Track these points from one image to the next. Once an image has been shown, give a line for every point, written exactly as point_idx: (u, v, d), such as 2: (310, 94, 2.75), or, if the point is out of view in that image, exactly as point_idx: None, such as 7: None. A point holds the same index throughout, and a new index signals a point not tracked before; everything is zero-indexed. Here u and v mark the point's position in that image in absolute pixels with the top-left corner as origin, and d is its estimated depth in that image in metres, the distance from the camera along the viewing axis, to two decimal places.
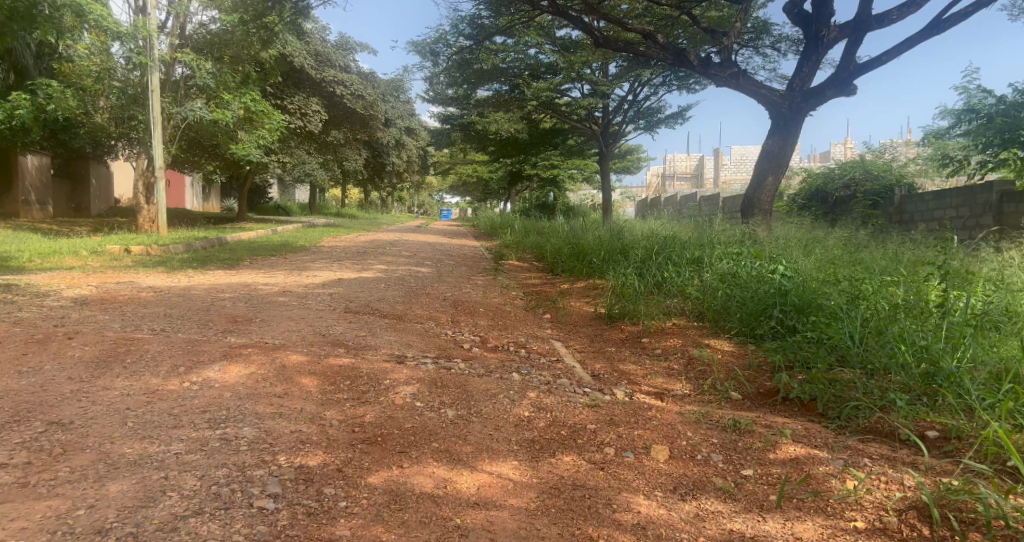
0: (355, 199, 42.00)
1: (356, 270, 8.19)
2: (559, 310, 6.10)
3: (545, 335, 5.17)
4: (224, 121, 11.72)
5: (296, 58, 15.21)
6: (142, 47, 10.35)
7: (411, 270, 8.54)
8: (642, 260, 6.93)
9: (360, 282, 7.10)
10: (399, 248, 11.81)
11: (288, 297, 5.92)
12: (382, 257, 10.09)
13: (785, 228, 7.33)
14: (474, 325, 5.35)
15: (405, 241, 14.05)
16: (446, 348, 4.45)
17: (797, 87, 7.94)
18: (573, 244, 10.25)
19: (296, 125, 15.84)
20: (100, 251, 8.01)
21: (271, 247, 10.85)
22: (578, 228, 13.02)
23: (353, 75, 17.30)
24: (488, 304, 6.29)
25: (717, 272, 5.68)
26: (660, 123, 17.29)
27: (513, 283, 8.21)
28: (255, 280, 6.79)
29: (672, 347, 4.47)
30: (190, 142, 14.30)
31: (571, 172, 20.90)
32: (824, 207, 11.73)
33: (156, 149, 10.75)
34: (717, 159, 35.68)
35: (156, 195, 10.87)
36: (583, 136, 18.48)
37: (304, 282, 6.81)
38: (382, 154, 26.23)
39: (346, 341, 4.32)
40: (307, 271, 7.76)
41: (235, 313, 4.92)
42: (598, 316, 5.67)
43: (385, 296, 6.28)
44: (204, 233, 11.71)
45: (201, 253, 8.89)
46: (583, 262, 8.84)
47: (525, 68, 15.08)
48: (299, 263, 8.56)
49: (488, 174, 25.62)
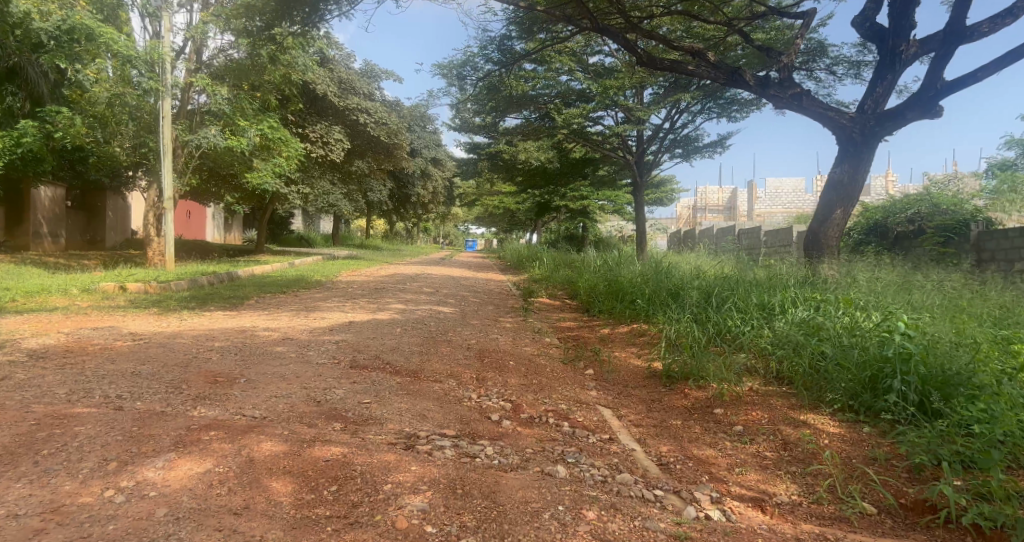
0: (381, 230, 41.63)
1: (370, 310, 7.38)
2: (603, 364, 5.18)
3: (590, 399, 4.26)
4: (239, 148, 11.20)
5: (319, 85, 14.79)
6: (156, 72, 9.90)
7: (432, 310, 7.69)
8: (696, 303, 6.00)
9: (374, 326, 6.28)
10: (419, 284, 11.02)
11: (288, 347, 5.09)
12: (400, 293, 9.29)
13: (861, 268, 6.36)
14: (503, 384, 4.45)
15: (426, 275, 13.30)
16: (469, 421, 3.55)
17: (869, 110, 7.06)
18: (610, 281, 9.35)
19: (318, 154, 15.37)
20: (93, 289, 7.35)
21: (283, 283, 10.17)
22: (611, 262, 12.10)
23: (378, 103, 16.86)
24: (520, 355, 5.39)
25: (797, 323, 4.75)
26: (697, 151, 16.48)
27: (545, 325, 7.31)
28: (256, 324, 6.02)
29: (759, 425, 3.52)
30: (208, 172, 13.86)
31: (602, 205, 20.15)
32: (885, 243, 10.67)
33: (166, 178, 10.22)
34: (750, 192, 34.51)
35: (166, 226, 10.32)
36: (615, 166, 17.68)
37: (311, 327, 6.01)
38: (406, 185, 25.77)
39: (345, 414, 3.46)
40: (317, 312, 6.97)
41: (218, 371, 4.10)
42: (653, 374, 4.73)
43: (400, 345, 5.42)
44: (214, 267, 11.09)
45: (205, 290, 8.21)
46: (623, 303, 7.92)
47: (556, 96, 14.41)
48: (309, 302, 7.80)
49: (515, 205, 24.89)
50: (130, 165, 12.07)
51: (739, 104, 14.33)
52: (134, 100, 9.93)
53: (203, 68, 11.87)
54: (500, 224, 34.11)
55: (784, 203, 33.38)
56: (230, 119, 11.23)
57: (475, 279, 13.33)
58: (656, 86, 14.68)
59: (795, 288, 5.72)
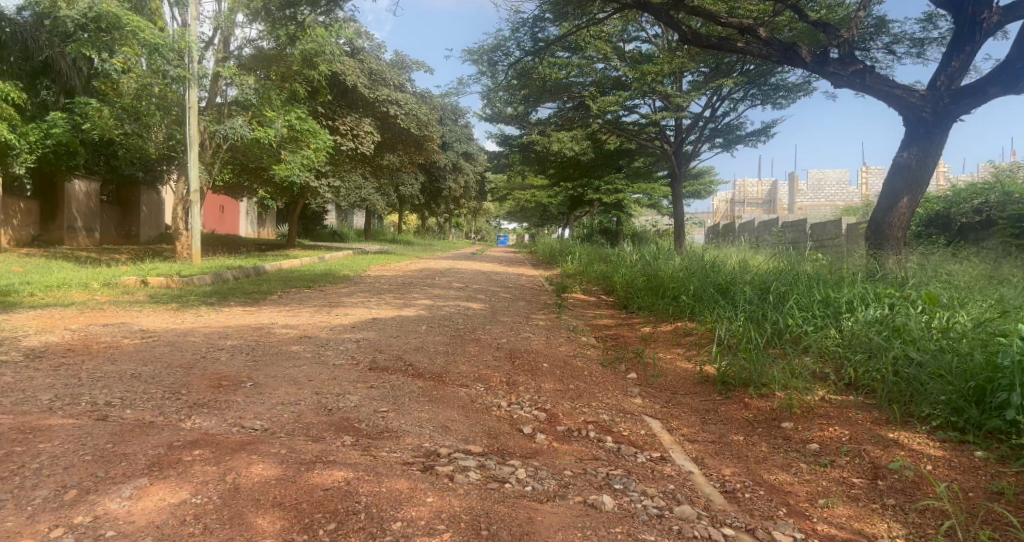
0: (412, 226, 41.52)
1: (396, 306, 6.99)
2: (647, 367, 4.68)
3: (634, 408, 3.77)
4: (266, 140, 10.98)
5: (348, 76, 14.55)
6: (182, 60, 9.69)
7: (462, 307, 7.27)
8: (749, 301, 5.45)
9: (399, 324, 5.88)
10: (449, 279, 10.64)
11: (305, 346, 4.72)
12: (429, 289, 8.90)
13: (935, 261, 5.70)
14: (537, 390, 3.98)
15: (457, 269, 12.93)
16: (499, 435, 3.10)
17: (942, 87, 6.39)
18: (650, 275, 8.80)
19: (347, 147, 15.11)
20: (113, 283, 7.12)
21: (310, 277, 9.91)
22: (649, 256, 11.53)
23: (409, 95, 16.50)
24: (556, 356, 4.92)
25: (870, 323, 4.18)
26: (740, 141, 15.73)
27: (580, 323, 6.83)
28: (276, 321, 5.67)
29: (839, 444, 2.98)
30: (238, 166, 13.72)
31: (637, 198, 19.51)
32: (948, 235, 9.87)
33: (193, 170, 10.02)
34: (791, 184, 33.29)
35: (193, 219, 10.14)
36: (652, 157, 17.03)
37: (333, 324, 5.63)
38: (438, 179, 25.48)
39: (358, 426, 3.04)
40: (341, 308, 6.62)
41: (225, 374, 3.73)
42: (704, 379, 4.21)
43: (424, 344, 5.00)
44: (242, 261, 10.91)
45: (228, 285, 7.94)
46: (664, 299, 7.38)
47: (592, 83, 13.86)
48: (333, 298, 7.45)
49: (548, 199, 24.39)
50: (159, 158, 11.95)
51: (786, 91, 13.55)
52: (160, 90, 9.74)
53: (232, 59, 11.68)
54: (533, 218, 33.59)
55: (827, 195, 32.11)
56: (256, 109, 11.05)
57: (506, 274, 12.89)
58: (696, 72, 14.02)
59: (863, 284, 5.12)
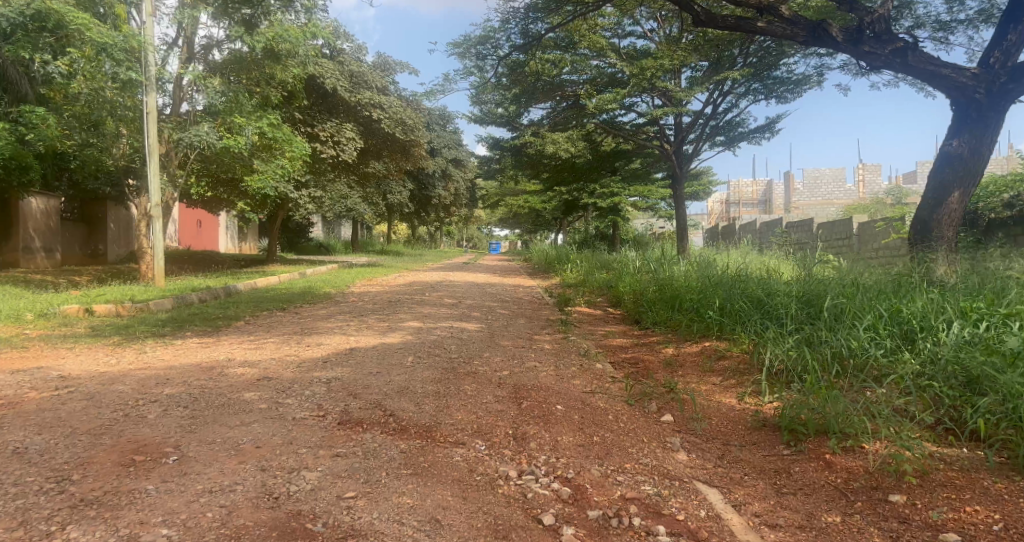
0: (403, 236, 40.61)
1: (379, 331, 6.11)
2: (684, 405, 3.82)
3: (682, 471, 2.90)
4: (236, 147, 10.10)
5: (327, 79, 13.71)
6: (135, 62, 8.79)
7: (455, 328, 6.39)
8: (794, 318, 4.60)
9: (381, 355, 4.99)
10: (439, 293, 9.78)
11: (264, 392, 3.82)
12: (417, 307, 8.03)
13: (1006, 266, 4.88)
14: (554, 447, 3.11)
15: (448, 282, 12.03)
16: (509, 532, 2.24)
17: (996, 66, 5.64)
18: (662, 286, 7.95)
19: (328, 154, 14.29)
20: (51, 313, 6.22)
21: (286, 296, 9.01)
22: (654, 262, 10.74)
23: (394, 98, 15.57)
24: (571, 393, 4.05)
25: (965, 345, 3.36)
26: (743, 138, 14.98)
27: (591, 344, 5.97)
28: (232, 356, 4.77)
29: (990, 539, 2.15)
30: (211, 178, 12.79)
31: (634, 201, 18.74)
32: (979, 232, 9.08)
33: (153, 182, 9.10)
34: (786, 183, 32.70)
35: (155, 236, 9.22)
36: (650, 159, 16.26)
37: (302, 359, 4.73)
38: (427, 187, 24.66)
39: (311, 530, 2.16)
40: (315, 336, 5.71)
41: (144, 443, 2.82)
42: (762, 425, 3.36)
43: (409, 383, 4.12)
44: (212, 280, 10.05)
45: (188, 311, 7.03)
46: (683, 314, 6.53)
47: (586, 80, 13.06)
48: (307, 323, 6.55)
49: (541, 206, 23.57)
50: (122, 171, 11.02)
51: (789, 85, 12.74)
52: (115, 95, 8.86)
53: (198, 63, 10.82)
54: (525, 225, 32.79)
55: (824, 194, 31.45)
56: (225, 114, 10.18)
57: (501, 285, 12.07)
58: (695, 68, 13.32)
59: (933, 294, 4.29)
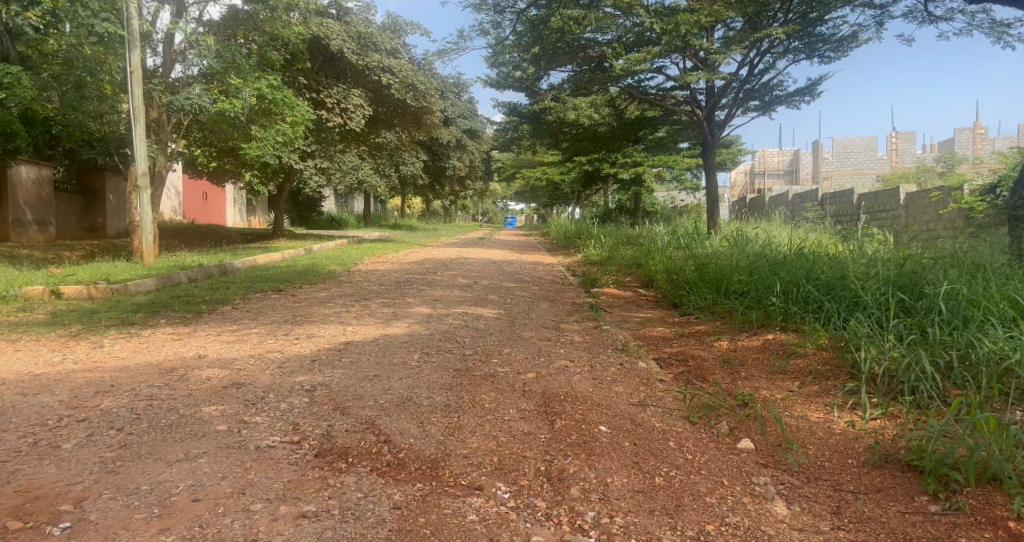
0: (417, 211, 39.84)
1: (382, 319, 5.30)
2: (764, 425, 2.95)
3: (791, 539, 2.05)
4: (232, 112, 9.27)
5: (332, 41, 12.76)
6: (116, 15, 7.96)
7: (470, 316, 5.54)
8: (896, 312, 3.67)
9: (382, 352, 4.18)
10: (453, 273, 8.96)
11: (229, 406, 3.02)
12: (427, 288, 7.22)
13: None
14: (605, 497, 2.27)
15: (463, 260, 11.19)
16: None
17: None
18: (703, 267, 7.04)
19: (335, 123, 13.44)
20: (11, 295, 5.50)
21: (285, 276, 8.26)
22: (686, 240, 9.80)
23: (404, 62, 14.52)
24: (616, 407, 3.20)
25: None
26: (780, 102, 13.82)
27: (627, 335, 5.11)
28: (203, 353, 3.98)
29: None
30: (209, 146, 11.99)
31: (658, 173, 17.70)
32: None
33: (138, 148, 8.30)
34: (814, 153, 31.26)
35: (142, 208, 8.46)
36: (677, 127, 15.16)
37: (286, 358, 3.93)
38: (440, 158, 23.74)
39: None
40: (307, 327, 4.91)
41: (35, 496, 2.03)
42: (886, 462, 2.49)
43: (412, 394, 3.28)
44: (207, 257, 9.31)
45: (171, 293, 6.28)
46: (733, 301, 5.60)
47: (611, 39, 11.99)
48: (301, 308, 5.75)
49: (559, 178, 22.55)
50: (110, 139, 10.24)
51: (836, 42, 11.52)
52: (94, 53, 8.03)
53: (191, 20, 9.91)
54: (543, 198, 31.82)
55: (854, 163, 29.99)
56: (220, 75, 9.34)
57: (520, 262, 11.20)
58: (730, 26, 12.17)
59: None
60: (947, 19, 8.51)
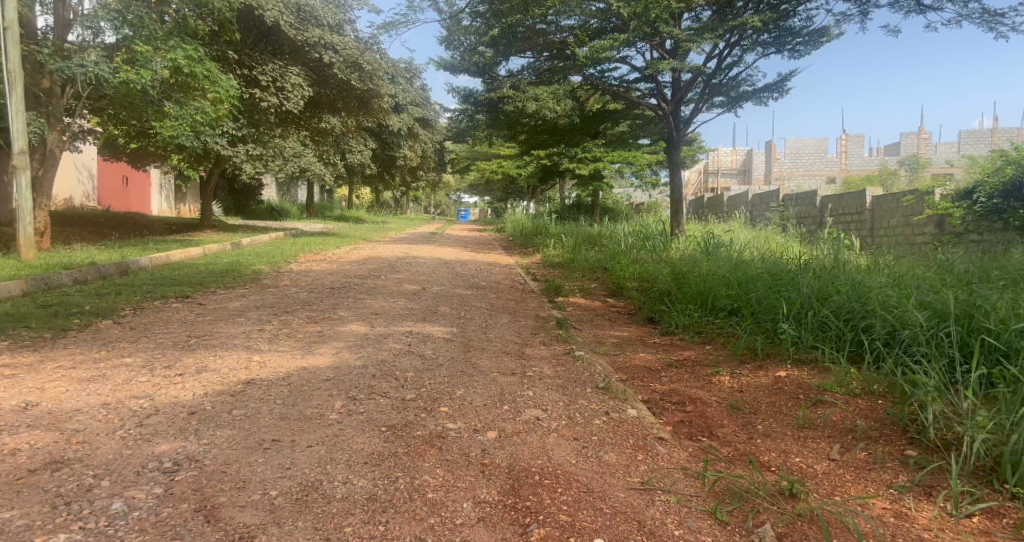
0: (367, 201, 38.28)
1: (302, 341, 4.24)
2: (824, 530, 2.08)
3: None
4: (138, 84, 7.93)
5: (267, 12, 11.40)
6: None
7: (415, 338, 4.52)
8: (962, 359, 2.86)
9: (294, 399, 3.11)
10: (397, 275, 7.89)
11: (21, 514, 1.93)
12: (364, 296, 6.15)
13: None
14: None
15: (410, 259, 10.12)
16: None
17: None
18: (682, 278, 6.19)
19: (269, 103, 12.11)
20: None
21: (199, 276, 7.05)
22: (653, 242, 9.00)
23: (350, 39, 13.23)
24: (612, 498, 2.28)
25: None
26: (747, 99, 13.20)
27: (606, 365, 4.20)
28: (31, 402, 2.84)
29: None
30: (119, 124, 10.49)
31: (617, 169, 17.00)
32: None
33: (14, 121, 6.90)
34: (767, 154, 31.34)
35: (20, 194, 7.08)
36: (639, 122, 14.41)
37: (150, 412, 2.81)
38: (390, 146, 22.50)
39: None
40: (200, 355, 3.77)
41: None
42: None
43: (317, 483, 2.26)
44: (107, 252, 7.96)
45: (38, 302, 5.04)
46: (727, 324, 4.75)
47: (575, 23, 11.07)
48: (201, 325, 4.61)
49: (515, 171, 21.64)
50: None
51: (808, 35, 10.79)
52: None
53: None
54: (496, 191, 30.88)
55: (805, 164, 30.25)
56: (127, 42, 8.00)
57: (474, 263, 10.20)
58: (698, 16, 11.45)
59: None
60: (937, 9, 7.90)
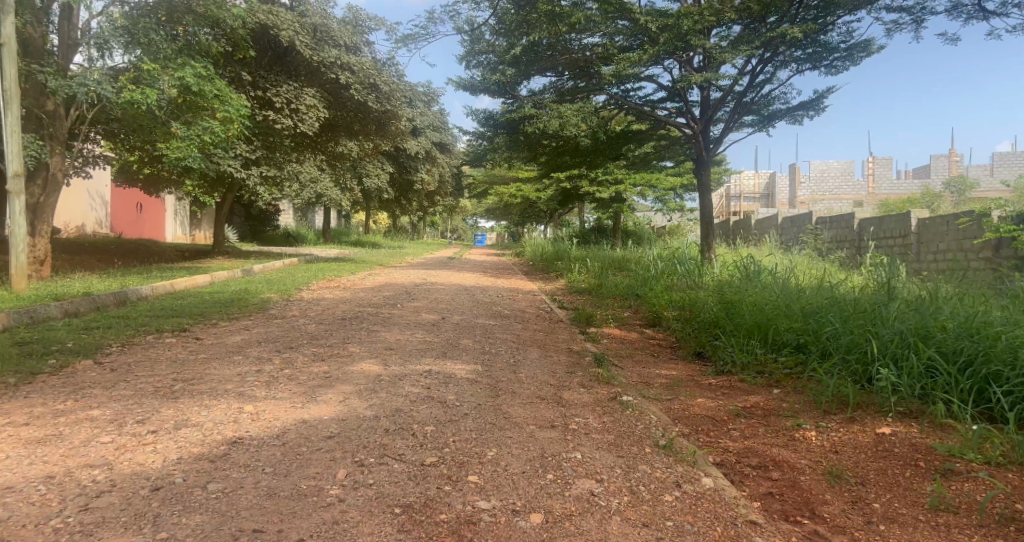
0: (383, 226, 38.02)
1: (303, 386, 3.64)
2: None
3: None
4: (144, 104, 7.52)
5: (282, 32, 11.09)
6: None
7: (436, 379, 3.90)
8: None
9: (287, 466, 2.50)
10: (414, 303, 7.30)
11: None
12: (378, 328, 5.55)
13: None
14: None
15: (427, 285, 9.56)
16: None
17: None
18: (732, 306, 5.52)
19: (284, 125, 11.74)
20: None
21: (201, 306, 6.54)
22: (689, 267, 8.33)
23: (367, 60, 12.89)
24: None
25: None
26: (780, 116, 12.57)
27: (661, 414, 3.54)
28: None
29: None
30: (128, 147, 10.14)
31: (641, 191, 16.40)
32: None
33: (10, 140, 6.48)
34: (790, 177, 30.60)
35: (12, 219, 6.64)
36: (665, 142, 13.84)
37: (104, 489, 2.21)
38: (407, 171, 22.15)
39: None
40: (183, 404, 3.18)
41: None
42: None
43: None
44: (109, 280, 7.51)
45: (16, 338, 4.52)
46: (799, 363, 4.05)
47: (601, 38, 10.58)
48: (192, 365, 4.03)
49: (534, 195, 21.14)
50: None
51: (847, 49, 10.13)
52: None
53: None
54: (514, 216, 30.40)
55: (830, 187, 29.43)
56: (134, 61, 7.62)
57: (495, 290, 9.61)
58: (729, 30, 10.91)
59: None
60: (1001, 15, 7.25)
